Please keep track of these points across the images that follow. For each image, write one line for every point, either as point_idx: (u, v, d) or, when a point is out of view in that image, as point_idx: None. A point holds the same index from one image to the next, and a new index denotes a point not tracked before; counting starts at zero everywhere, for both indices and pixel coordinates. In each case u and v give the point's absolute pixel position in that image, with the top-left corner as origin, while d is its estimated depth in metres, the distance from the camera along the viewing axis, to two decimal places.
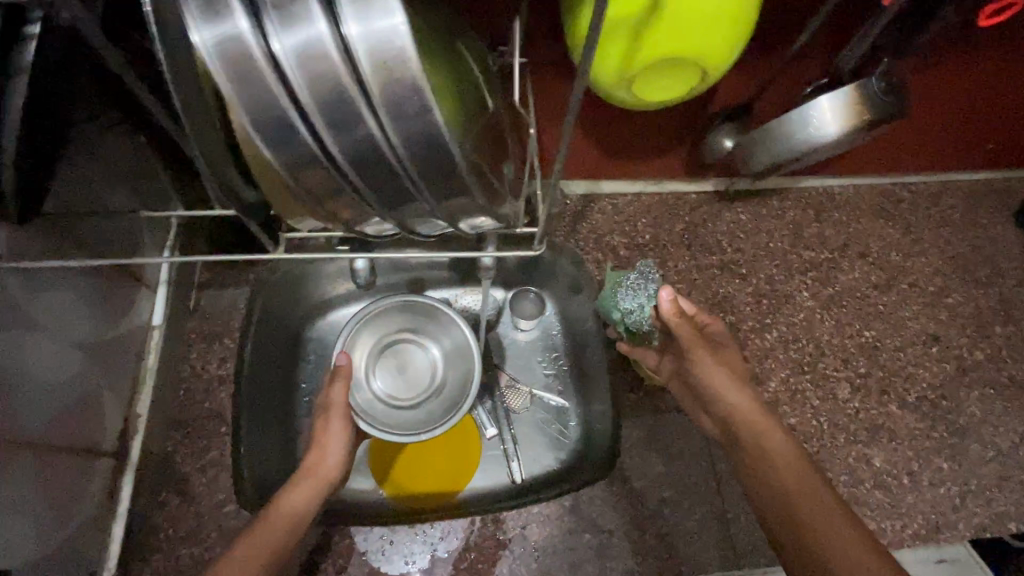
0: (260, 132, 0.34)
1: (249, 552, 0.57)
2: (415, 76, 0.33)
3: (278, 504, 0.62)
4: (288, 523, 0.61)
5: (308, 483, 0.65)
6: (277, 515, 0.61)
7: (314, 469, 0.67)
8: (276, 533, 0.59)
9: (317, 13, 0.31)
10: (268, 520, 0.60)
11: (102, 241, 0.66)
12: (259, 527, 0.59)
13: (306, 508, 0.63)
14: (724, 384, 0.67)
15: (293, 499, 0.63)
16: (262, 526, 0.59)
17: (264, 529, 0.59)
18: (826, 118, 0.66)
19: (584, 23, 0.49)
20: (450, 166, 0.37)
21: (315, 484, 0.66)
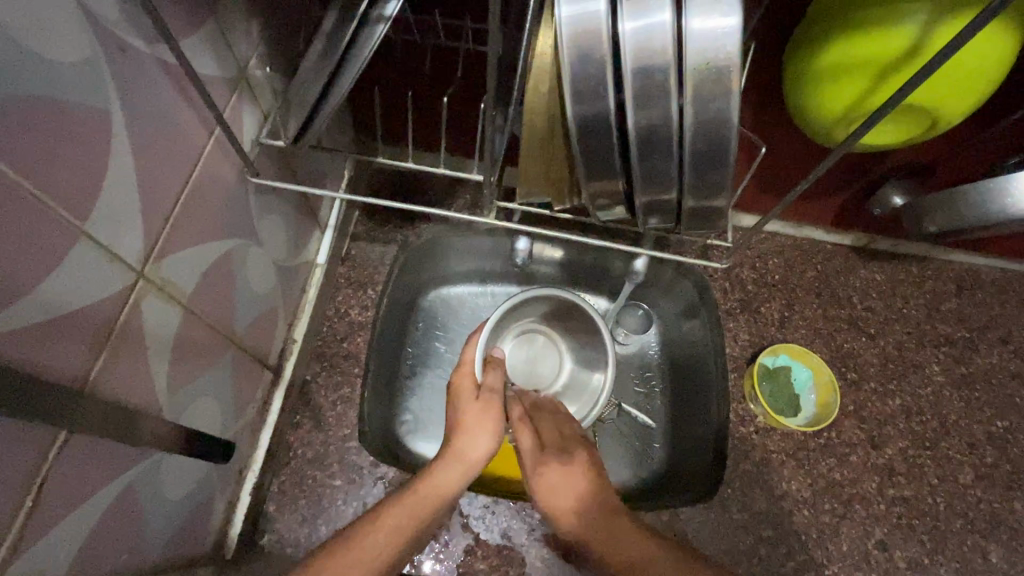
0: (574, 105, 0.38)
1: (390, 530, 0.51)
2: (733, 74, 0.36)
3: (423, 482, 0.56)
4: (427, 506, 0.54)
5: (455, 465, 0.58)
6: (422, 494, 0.55)
7: (463, 452, 0.59)
8: (417, 515, 0.54)
9: (665, 2, 0.35)
10: (417, 495, 0.55)
11: (311, 179, 0.73)
12: (401, 502, 0.54)
13: (450, 493, 0.56)
14: (542, 452, 0.58)
15: (436, 480, 0.57)
16: (408, 502, 0.54)
17: (406, 505, 0.54)
18: (1021, 193, 0.63)
19: (829, 60, 0.52)
20: (723, 163, 0.40)
21: (462, 469, 0.58)
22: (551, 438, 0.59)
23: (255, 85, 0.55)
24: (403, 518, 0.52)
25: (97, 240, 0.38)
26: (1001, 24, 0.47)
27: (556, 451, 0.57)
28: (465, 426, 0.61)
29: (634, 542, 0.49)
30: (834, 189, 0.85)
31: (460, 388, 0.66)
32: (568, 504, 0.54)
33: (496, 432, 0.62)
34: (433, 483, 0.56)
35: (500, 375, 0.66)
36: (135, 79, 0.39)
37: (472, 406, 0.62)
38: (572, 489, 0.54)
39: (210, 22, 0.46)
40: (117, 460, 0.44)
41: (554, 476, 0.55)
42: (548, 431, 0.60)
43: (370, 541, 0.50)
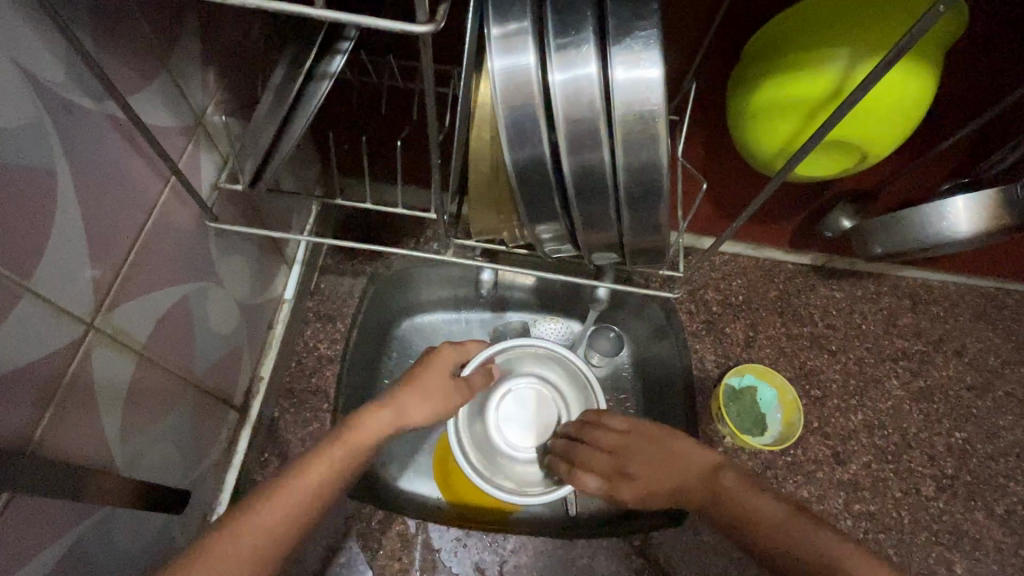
0: (511, 152, 0.40)
1: (303, 490, 0.47)
2: (657, 122, 0.38)
3: (345, 441, 0.51)
4: (350, 454, 0.50)
5: (388, 424, 0.54)
6: (337, 454, 0.50)
7: (401, 416, 0.55)
8: (331, 469, 0.49)
9: (590, 56, 0.37)
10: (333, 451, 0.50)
11: (276, 217, 0.73)
12: (321, 459, 0.49)
13: (368, 449, 0.52)
14: (631, 455, 0.65)
15: (362, 439, 0.52)
16: (330, 451, 0.50)
17: (320, 465, 0.49)
18: (959, 218, 0.67)
19: (762, 98, 0.55)
20: (657, 204, 0.42)
21: (391, 422, 0.54)
22: (648, 458, 0.64)
23: (213, 132, 0.56)
24: (315, 477, 0.48)
25: (43, 296, 0.39)
26: (919, 60, 0.49)
27: (649, 455, 0.64)
28: (417, 389, 0.57)
29: (733, 487, 0.55)
30: (790, 210, 0.88)
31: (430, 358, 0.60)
32: (673, 484, 0.61)
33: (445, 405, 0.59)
34: (357, 441, 0.51)
35: (483, 379, 0.67)
36: (82, 136, 0.40)
37: (431, 375, 0.58)
38: (670, 474, 0.61)
39: (164, 76, 0.47)
40: (62, 518, 0.43)
41: (674, 475, 0.61)
42: (620, 445, 0.67)
43: (254, 514, 0.44)
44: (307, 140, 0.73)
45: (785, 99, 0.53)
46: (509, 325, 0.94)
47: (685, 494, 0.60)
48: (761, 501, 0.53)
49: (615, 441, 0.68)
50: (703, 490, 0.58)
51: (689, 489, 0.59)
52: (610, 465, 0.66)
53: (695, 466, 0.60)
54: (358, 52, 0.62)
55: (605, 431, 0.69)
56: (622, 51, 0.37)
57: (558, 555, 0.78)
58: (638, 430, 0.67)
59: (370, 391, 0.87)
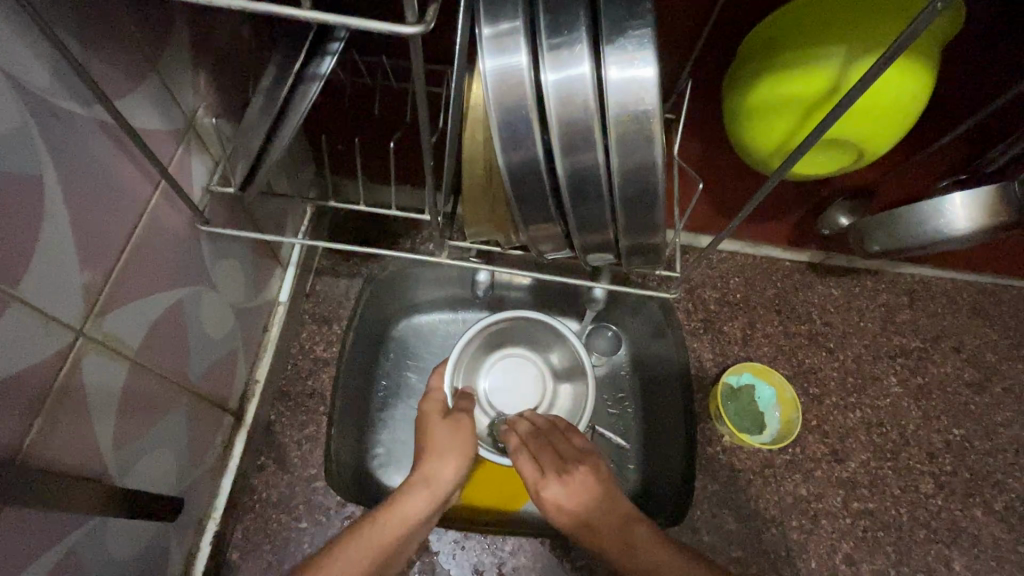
0: (504, 153, 0.39)
1: (356, 564, 0.57)
2: (652, 121, 0.37)
3: (391, 513, 0.60)
4: (393, 534, 0.59)
5: (424, 490, 0.62)
6: (392, 524, 0.60)
7: (431, 480, 0.63)
8: (379, 547, 0.58)
9: (584, 56, 0.36)
10: (379, 527, 0.59)
11: (269, 219, 0.73)
12: (373, 527, 0.59)
13: (418, 518, 0.61)
14: (569, 473, 0.62)
15: (409, 510, 0.61)
16: (373, 532, 0.59)
17: (374, 534, 0.59)
18: (957, 214, 0.67)
19: (757, 96, 0.54)
20: (654, 203, 0.41)
21: (428, 496, 0.62)
22: (583, 484, 0.62)
23: (204, 134, 0.55)
24: (375, 545, 0.58)
25: (31, 303, 0.38)
26: (916, 57, 0.49)
27: (588, 480, 0.62)
28: (439, 451, 0.64)
29: (645, 546, 0.58)
30: (787, 209, 0.88)
31: (430, 415, 0.68)
32: (595, 516, 0.60)
33: (467, 460, 0.65)
34: (403, 513, 0.60)
35: (470, 403, 0.70)
36: (69, 141, 0.40)
37: (444, 434, 0.66)
38: (601, 508, 0.60)
39: (153, 78, 0.47)
40: (54, 527, 0.43)
41: (600, 509, 0.60)
42: (564, 462, 0.63)
43: (330, 573, 0.55)
44: (300, 142, 0.73)
45: (780, 98, 0.52)
46: None
47: (601, 537, 0.60)
48: (670, 566, 0.56)
49: (562, 455, 0.65)
50: (622, 541, 0.59)
51: (604, 531, 0.60)
52: (545, 473, 0.63)
53: (620, 514, 0.60)
54: (349, 52, 0.61)
55: (551, 445, 0.66)
56: (616, 49, 0.36)
57: (557, 556, 0.78)
58: (584, 458, 0.64)
59: (367, 392, 0.87)
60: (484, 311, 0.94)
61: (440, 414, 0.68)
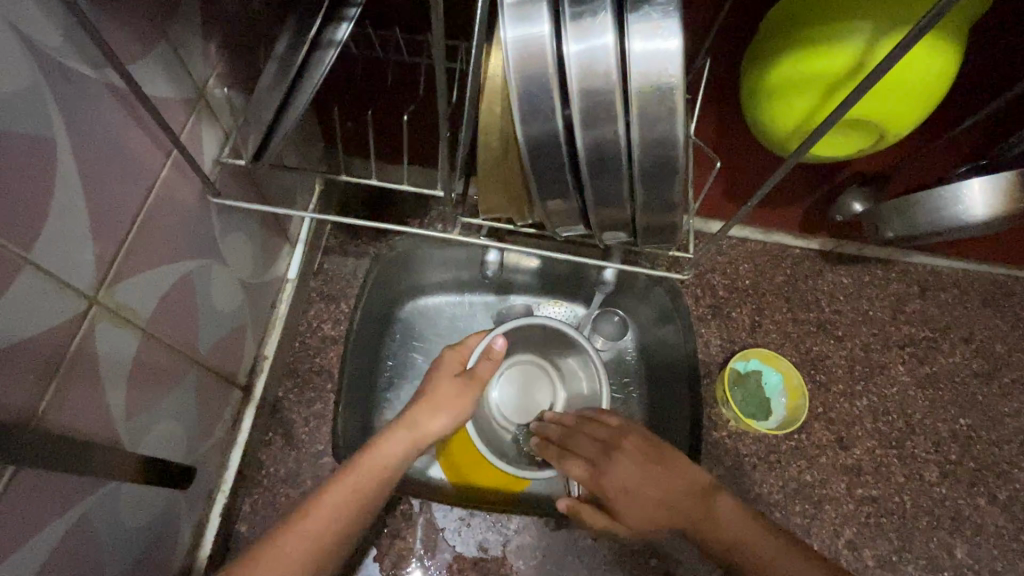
0: (523, 126, 0.38)
1: (331, 507, 0.53)
2: (675, 94, 0.36)
3: (369, 455, 0.58)
4: (372, 477, 0.57)
5: (403, 436, 0.61)
6: (370, 464, 0.58)
7: (414, 424, 0.62)
8: (360, 488, 0.56)
9: (607, 25, 0.36)
10: (357, 469, 0.57)
11: (278, 194, 0.72)
12: (352, 473, 0.56)
13: (395, 466, 0.59)
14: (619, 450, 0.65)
15: (384, 453, 0.59)
16: (353, 474, 0.56)
17: (351, 475, 0.56)
18: (975, 200, 0.65)
19: (779, 75, 0.53)
20: (673, 178, 0.41)
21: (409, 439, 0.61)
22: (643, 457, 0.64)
23: (215, 104, 0.54)
24: (349, 486, 0.55)
25: (44, 267, 0.38)
26: (940, 37, 0.48)
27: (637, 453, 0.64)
28: (428, 404, 0.64)
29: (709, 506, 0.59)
30: (799, 194, 0.87)
31: (443, 372, 0.67)
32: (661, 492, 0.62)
33: (455, 413, 0.64)
34: (382, 454, 0.59)
35: (491, 369, 0.66)
36: (81, 103, 0.39)
37: (445, 389, 0.65)
38: (666, 484, 0.62)
39: (164, 44, 0.46)
40: (68, 490, 0.43)
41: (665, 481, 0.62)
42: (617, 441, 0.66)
43: (312, 517, 0.52)
44: (309, 117, 0.72)
45: (803, 76, 0.51)
46: (513, 308, 0.93)
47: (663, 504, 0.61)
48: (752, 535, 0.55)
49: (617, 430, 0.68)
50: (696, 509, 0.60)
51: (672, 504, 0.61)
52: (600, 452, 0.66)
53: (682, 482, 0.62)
54: (362, 24, 0.60)
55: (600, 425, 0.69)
56: (641, 19, 0.35)
57: (561, 536, 0.78)
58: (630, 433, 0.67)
59: (373, 371, 0.87)
60: (491, 293, 0.94)
61: (449, 370, 0.67)
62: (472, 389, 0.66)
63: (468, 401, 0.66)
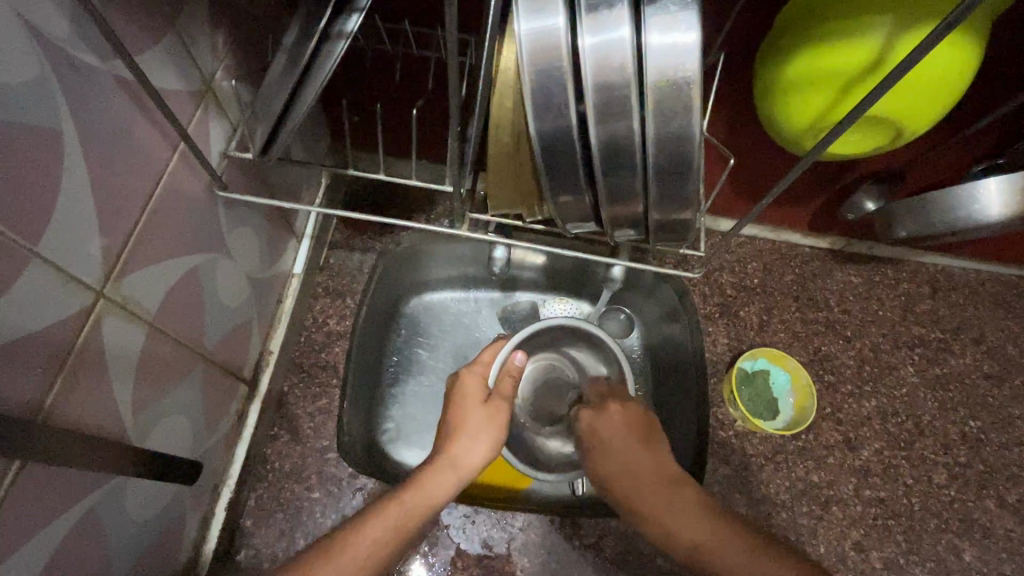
0: (536, 120, 0.38)
1: (367, 545, 0.51)
2: (691, 88, 0.36)
3: (417, 492, 0.56)
4: (417, 517, 0.54)
5: (448, 472, 0.59)
6: (415, 504, 0.55)
7: (458, 461, 0.60)
8: (405, 527, 0.53)
9: (624, 18, 0.35)
10: (402, 507, 0.54)
11: (285, 188, 0.71)
12: (396, 509, 0.54)
13: (440, 504, 0.57)
14: (623, 435, 0.63)
15: (432, 490, 0.57)
16: (396, 512, 0.54)
17: (397, 511, 0.54)
18: (991, 199, 0.64)
19: (795, 70, 0.52)
20: (688, 175, 0.40)
21: (454, 476, 0.59)
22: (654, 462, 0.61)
23: (223, 97, 0.54)
24: (393, 522, 0.53)
25: (51, 261, 0.38)
26: (961, 33, 0.47)
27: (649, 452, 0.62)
28: (467, 435, 0.62)
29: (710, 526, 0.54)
30: (811, 192, 0.86)
31: (469, 393, 0.67)
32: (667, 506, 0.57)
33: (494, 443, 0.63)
34: (427, 493, 0.56)
35: (513, 387, 0.69)
36: (88, 94, 0.39)
37: (481, 417, 0.64)
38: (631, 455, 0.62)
39: (171, 36, 0.45)
40: (76, 483, 0.43)
41: (668, 498, 0.57)
42: (628, 427, 0.64)
43: (349, 551, 0.50)
44: (316, 110, 0.71)
45: (820, 72, 0.50)
46: (519, 304, 0.93)
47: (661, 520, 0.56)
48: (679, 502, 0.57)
49: (634, 420, 0.65)
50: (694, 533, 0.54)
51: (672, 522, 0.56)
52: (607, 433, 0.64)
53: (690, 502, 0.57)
54: (371, 17, 0.59)
55: (621, 410, 0.66)
56: (658, 11, 0.35)
57: (565, 534, 0.78)
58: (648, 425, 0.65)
59: (378, 367, 0.87)
60: (497, 290, 0.93)
61: (476, 395, 0.67)
62: (503, 414, 0.66)
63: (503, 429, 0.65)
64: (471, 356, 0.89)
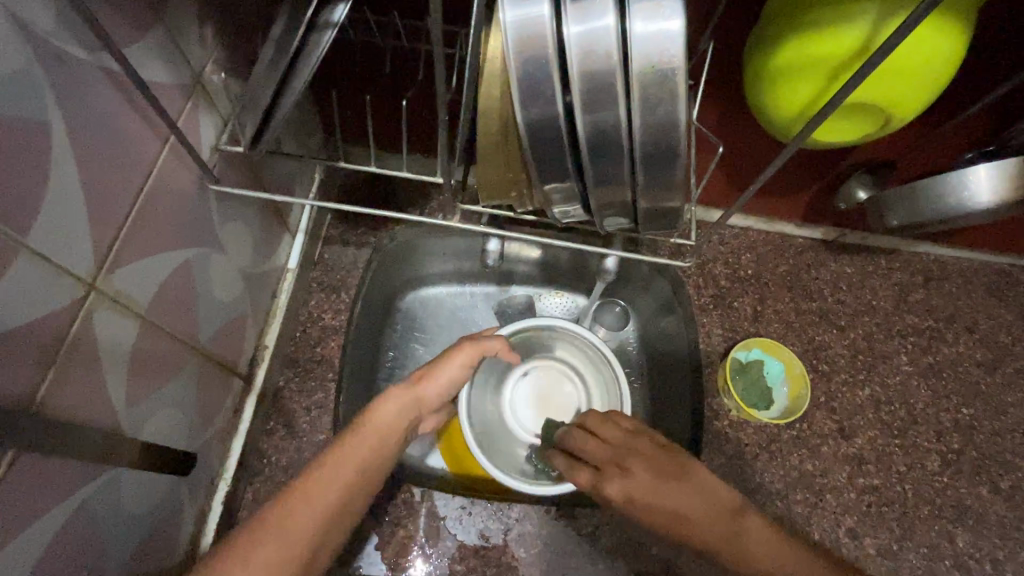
0: (523, 109, 0.38)
1: (325, 478, 0.48)
2: (677, 75, 0.36)
3: (365, 419, 0.55)
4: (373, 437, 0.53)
5: (401, 395, 0.58)
6: (367, 429, 0.54)
7: (414, 388, 0.60)
8: (361, 453, 0.52)
9: (608, 5, 0.35)
10: (357, 435, 0.53)
11: (277, 183, 0.71)
12: (349, 436, 0.53)
13: (396, 424, 0.56)
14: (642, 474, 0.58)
15: (381, 415, 0.56)
16: (350, 441, 0.52)
17: (347, 441, 0.52)
18: (982, 187, 0.64)
19: (783, 59, 0.52)
20: (675, 162, 0.40)
21: (409, 398, 0.58)
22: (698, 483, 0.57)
23: (212, 90, 0.54)
24: (342, 452, 0.51)
25: (41, 253, 0.38)
26: (947, 20, 0.47)
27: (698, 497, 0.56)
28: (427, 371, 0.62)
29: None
30: (803, 182, 0.86)
31: None
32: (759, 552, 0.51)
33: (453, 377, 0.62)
34: (380, 415, 0.56)
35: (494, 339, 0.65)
36: (76, 87, 0.39)
37: (445, 357, 0.63)
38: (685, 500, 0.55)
39: (159, 29, 0.45)
40: (69, 476, 0.44)
41: (737, 534, 0.53)
42: (660, 472, 0.57)
43: (305, 494, 0.47)
44: (308, 104, 0.71)
45: (807, 61, 0.50)
46: (514, 299, 0.93)
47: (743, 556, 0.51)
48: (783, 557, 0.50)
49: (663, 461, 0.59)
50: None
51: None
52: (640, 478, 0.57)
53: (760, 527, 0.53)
54: (360, 9, 0.59)
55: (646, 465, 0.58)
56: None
57: (562, 524, 0.78)
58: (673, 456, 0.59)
59: (374, 361, 0.87)
60: (492, 285, 0.94)
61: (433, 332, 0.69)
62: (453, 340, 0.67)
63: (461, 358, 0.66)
64: None
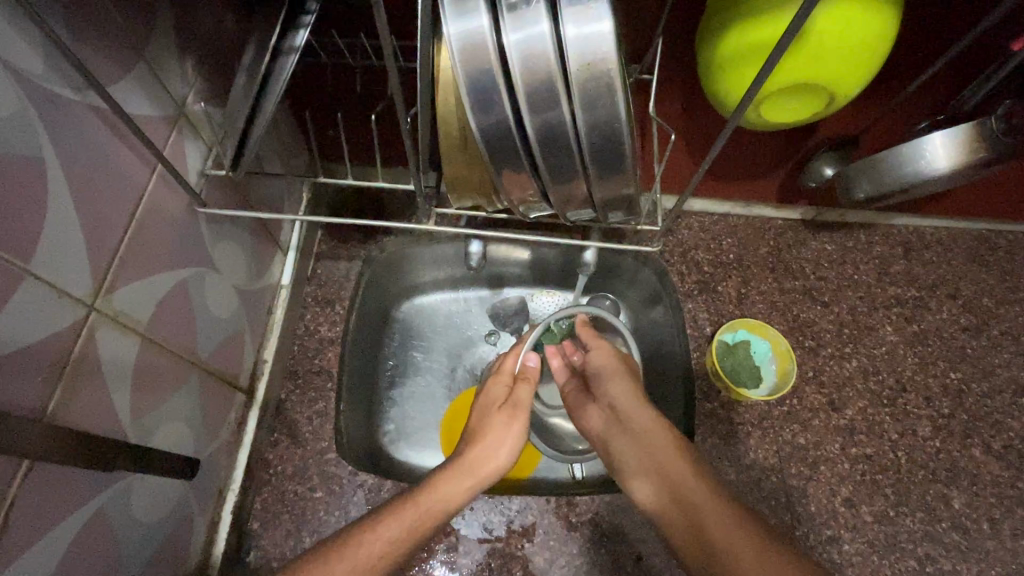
0: (476, 115, 0.41)
1: (378, 543, 0.56)
2: (610, 70, 0.39)
3: (428, 496, 0.60)
4: (430, 518, 0.59)
5: (464, 479, 0.63)
6: (427, 504, 0.60)
7: (474, 468, 0.64)
8: (417, 526, 0.58)
9: (542, 13, 0.38)
10: (416, 506, 0.59)
11: (266, 202, 0.75)
12: (408, 508, 0.59)
13: (453, 506, 0.61)
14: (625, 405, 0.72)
15: (444, 494, 0.61)
16: (409, 513, 0.58)
17: (411, 514, 0.58)
18: (938, 154, 0.67)
19: (726, 47, 0.55)
20: (620, 149, 0.43)
21: (471, 482, 0.63)
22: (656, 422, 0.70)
23: (196, 119, 0.57)
24: (406, 525, 0.58)
25: (42, 277, 0.41)
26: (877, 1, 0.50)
27: (691, 468, 0.66)
28: (485, 443, 0.67)
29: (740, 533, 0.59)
30: (774, 163, 0.88)
31: (491, 397, 0.72)
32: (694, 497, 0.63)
33: (513, 448, 0.68)
34: (440, 495, 0.61)
35: (530, 391, 0.71)
36: (67, 125, 0.42)
37: (500, 428, 0.68)
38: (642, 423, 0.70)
39: (142, 65, 0.49)
40: (82, 486, 0.47)
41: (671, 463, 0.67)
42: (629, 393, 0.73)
43: (364, 550, 0.55)
44: (289, 126, 0.75)
45: (748, 47, 0.53)
46: (507, 301, 0.96)
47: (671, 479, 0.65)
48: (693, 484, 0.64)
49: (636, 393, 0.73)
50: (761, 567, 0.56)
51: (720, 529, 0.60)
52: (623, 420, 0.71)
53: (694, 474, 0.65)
54: (329, 33, 0.63)
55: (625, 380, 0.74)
56: (572, 5, 0.38)
57: (563, 514, 0.81)
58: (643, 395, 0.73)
59: (373, 368, 0.90)
60: (484, 287, 0.96)
61: (498, 400, 0.71)
62: (523, 417, 0.70)
63: (520, 433, 0.68)
64: (465, 354, 0.92)
